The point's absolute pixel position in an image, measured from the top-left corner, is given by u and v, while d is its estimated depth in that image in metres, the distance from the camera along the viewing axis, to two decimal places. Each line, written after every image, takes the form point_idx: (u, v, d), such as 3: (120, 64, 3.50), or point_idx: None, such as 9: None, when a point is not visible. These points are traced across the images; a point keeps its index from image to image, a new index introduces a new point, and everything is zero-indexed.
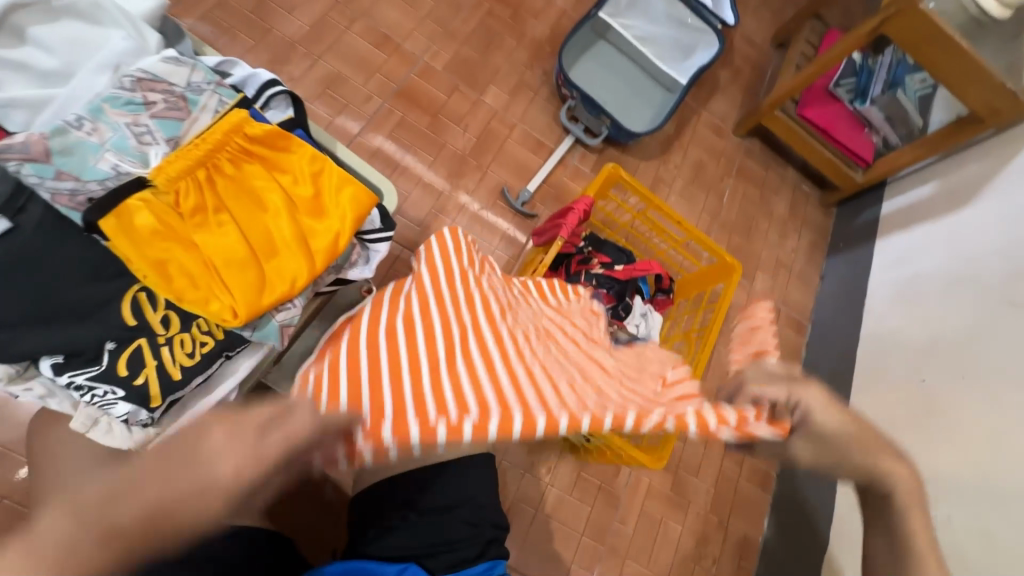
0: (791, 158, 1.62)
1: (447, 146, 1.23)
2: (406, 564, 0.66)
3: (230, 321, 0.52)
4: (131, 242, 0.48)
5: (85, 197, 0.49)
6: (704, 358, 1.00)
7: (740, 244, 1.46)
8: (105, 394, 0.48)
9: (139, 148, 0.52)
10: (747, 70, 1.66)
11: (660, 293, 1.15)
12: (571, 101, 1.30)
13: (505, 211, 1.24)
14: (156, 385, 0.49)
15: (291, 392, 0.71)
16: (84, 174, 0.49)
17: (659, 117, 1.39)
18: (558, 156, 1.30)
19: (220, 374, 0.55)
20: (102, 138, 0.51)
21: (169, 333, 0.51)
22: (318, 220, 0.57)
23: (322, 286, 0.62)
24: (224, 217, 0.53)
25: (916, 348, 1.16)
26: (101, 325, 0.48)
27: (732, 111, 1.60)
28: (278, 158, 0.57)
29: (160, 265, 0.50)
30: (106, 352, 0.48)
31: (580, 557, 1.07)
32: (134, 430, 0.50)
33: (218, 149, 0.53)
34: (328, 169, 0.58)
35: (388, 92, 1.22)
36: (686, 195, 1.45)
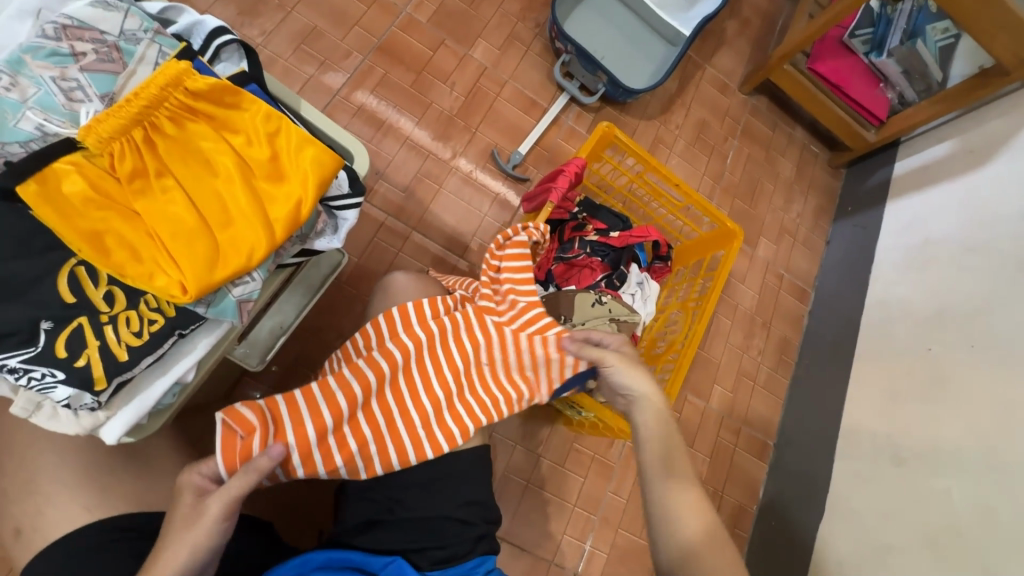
0: (800, 116, 1.53)
1: (434, 106, 1.16)
2: (393, 557, 0.63)
3: (180, 296, 0.48)
4: (57, 211, 0.44)
5: (5, 160, 0.45)
6: (702, 329, 0.96)
7: (743, 209, 1.40)
8: (43, 377, 0.44)
9: (68, 106, 0.47)
10: (757, 21, 1.55)
11: (658, 261, 1.10)
12: (566, 56, 1.21)
13: (495, 175, 1.17)
14: (100, 366, 0.45)
15: (261, 369, 0.67)
16: (3, 136, 0.44)
17: (660, 73, 1.30)
18: (552, 115, 1.23)
19: (175, 353, 0.51)
20: (23, 95, 0.45)
21: (114, 311, 0.47)
22: (277, 185, 0.52)
23: (287, 258, 0.57)
24: (167, 182, 0.48)
25: (926, 317, 1.11)
26: (35, 304, 0.44)
27: (739, 66, 1.51)
28: (227, 116, 0.51)
29: (96, 237, 0.45)
30: (42, 332, 0.44)
31: (572, 530, 1.05)
32: (82, 415, 0.47)
33: (155, 106, 0.48)
34: (286, 129, 0.53)
35: (369, 48, 1.13)
36: (688, 156, 1.38)
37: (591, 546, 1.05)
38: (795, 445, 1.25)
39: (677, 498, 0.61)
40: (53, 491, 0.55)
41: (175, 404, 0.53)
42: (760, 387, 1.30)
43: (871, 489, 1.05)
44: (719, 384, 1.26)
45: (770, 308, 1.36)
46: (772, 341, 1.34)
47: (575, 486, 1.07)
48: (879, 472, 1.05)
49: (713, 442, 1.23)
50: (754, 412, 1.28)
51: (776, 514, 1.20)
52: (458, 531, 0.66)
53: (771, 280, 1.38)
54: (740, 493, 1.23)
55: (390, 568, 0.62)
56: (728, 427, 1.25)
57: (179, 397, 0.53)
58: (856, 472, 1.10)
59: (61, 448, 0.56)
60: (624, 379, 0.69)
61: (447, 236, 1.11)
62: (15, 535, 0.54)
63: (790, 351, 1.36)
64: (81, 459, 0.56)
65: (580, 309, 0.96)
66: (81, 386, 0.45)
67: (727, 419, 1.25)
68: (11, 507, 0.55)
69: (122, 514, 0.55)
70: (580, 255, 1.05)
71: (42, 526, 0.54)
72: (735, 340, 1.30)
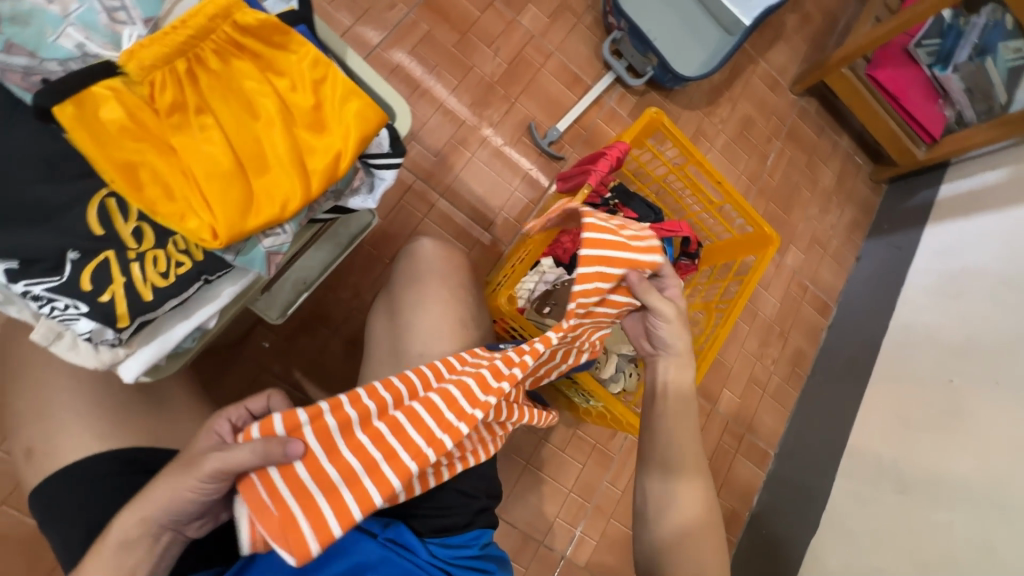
0: (848, 124, 1.47)
1: (475, 70, 1.11)
2: (393, 520, 0.61)
3: (210, 241, 0.46)
4: (94, 137, 0.42)
5: (41, 78, 0.42)
6: (725, 334, 0.93)
7: (777, 213, 1.36)
8: (66, 308, 0.43)
9: (111, 27, 0.44)
10: (817, 19, 1.47)
11: (684, 258, 1.07)
12: (617, 33, 1.16)
13: (529, 150, 1.14)
14: (124, 304, 0.44)
15: (281, 323, 0.65)
16: (40, 50, 0.41)
17: (714, 62, 1.23)
18: (595, 94, 1.18)
19: (199, 298, 0.50)
20: (65, 9, 0.42)
21: (142, 249, 0.45)
22: (317, 136, 0.50)
23: (319, 213, 0.55)
24: (206, 120, 0.46)
25: (950, 345, 1.09)
26: (62, 232, 0.43)
27: (793, 64, 1.44)
28: (273, 56, 0.48)
29: (129, 168, 0.43)
30: (68, 262, 0.43)
31: (565, 512, 1.05)
32: (101, 349, 0.45)
33: (202, 37, 0.45)
34: (333, 76, 0.50)
35: (415, 2, 1.08)
36: (727, 152, 1.33)
37: (581, 531, 1.06)
38: (797, 457, 1.24)
39: (684, 496, 0.64)
40: (71, 420, 0.54)
41: (194, 348, 0.52)
42: (770, 397, 1.28)
43: (869, 512, 1.05)
44: (728, 388, 1.24)
45: (790, 318, 1.33)
46: (787, 351, 1.32)
47: (572, 472, 1.07)
48: (880, 496, 1.04)
49: (716, 444, 1.22)
50: (760, 420, 1.27)
51: (767, 523, 1.20)
52: (462, 502, 0.64)
53: (795, 289, 1.35)
54: (736, 498, 1.23)
55: (388, 532, 0.60)
56: (732, 431, 1.24)
57: (198, 342, 0.52)
58: (857, 491, 1.09)
59: (81, 378, 0.55)
60: (668, 332, 0.67)
61: (474, 207, 1.08)
62: (26, 456, 0.55)
63: (804, 363, 1.33)
64: (97, 392, 0.56)
65: None
66: (103, 321, 0.44)
67: (731, 424, 1.24)
68: (25, 429, 0.55)
69: (134, 450, 0.55)
70: None
71: (55, 450, 0.54)
72: (751, 347, 1.28)
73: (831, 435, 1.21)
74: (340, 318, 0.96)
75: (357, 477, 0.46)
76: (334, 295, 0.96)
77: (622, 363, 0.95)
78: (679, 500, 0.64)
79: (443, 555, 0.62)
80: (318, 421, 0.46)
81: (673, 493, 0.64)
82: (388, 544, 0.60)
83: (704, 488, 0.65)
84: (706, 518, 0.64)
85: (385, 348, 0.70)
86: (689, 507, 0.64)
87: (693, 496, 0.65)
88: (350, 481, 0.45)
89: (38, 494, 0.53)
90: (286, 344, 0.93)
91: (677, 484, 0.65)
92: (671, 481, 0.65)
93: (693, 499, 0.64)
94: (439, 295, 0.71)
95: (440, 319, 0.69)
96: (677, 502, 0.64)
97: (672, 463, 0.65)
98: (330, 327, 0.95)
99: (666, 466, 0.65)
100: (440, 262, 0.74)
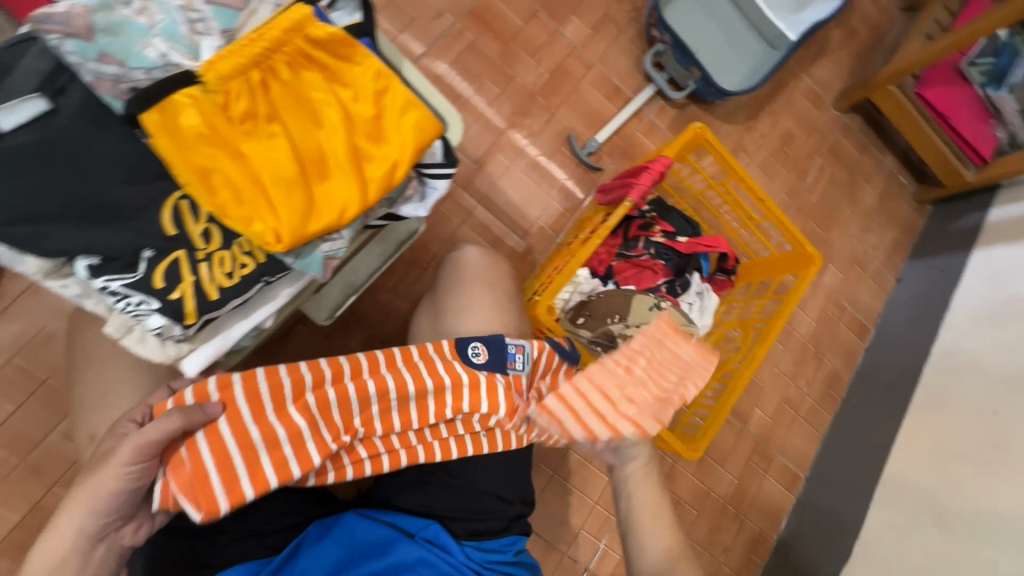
0: (893, 142, 1.44)
1: (517, 79, 1.13)
2: (429, 521, 0.63)
3: (273, 245, 0.48)
4: (174, 142, 0.44)
5: (129, 86, 0.45)
6: (763, 353, 0.91)
7: (816, 231, 1.33)
8: (139, 304, 0.45)
9: (191, 38, 0.46)
10: (864, 34, 1.45)
11: (720, 273, 1.06)
12: (660, 46, 1.16)
13: (567, 160, 1.14)
14: (192, 302, 0.46)
15: (328, 324, 0.67)
16: (128, 60, 0.44)
17: (756, 77, 1.22)
18: (635, 105, 1.18)
19: (259, 298, 0.52)
20: (151, 20, 0.45)
21: (210, 249, 0.47)
22: (376, 145, 0.51)
23: (372, 219, 0.56)
24: (274, 128, 0.48)
25: (997, 376, 1.05)
26: (139, 231, 0.45)
27: (837, 80, 1.41)
28: (340, 68, 0.50)
29: (203, 172, 0.45)
30: (143, 260, 0.45)
31: (590, 524, 1.05)
32: (168, 344, 0.48)
33: (278, 49, 0.47)
34: (394, 88, 0.51)
35: (461, 11, 1.10)
36: (767, 167, 1.32)
37: (605, 544, 1.05)
38: (829, 481, 1.21)
39: (644, 542, 0.65)
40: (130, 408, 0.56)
41: (249, 346, 0.54)
42: (802, 419, 1.26)
43: (905, 544, 1.01)
44: (759, 407, 1.22)
45: (826, 338, 1.30)
46: (822, 372, 1.29)
47: (598, 484, 1.06)
48: (919, 528, 1.01)
49: (745, 463, 1.20)
50: (792, 441, 1.25)
51: (795, 547, 1.18)
52: (498, 507, 0.65)
53: (832, 309, 1.32)
54: (764, 519, 1.20)
55: (425, 531, 0.62)
56: (762, 452, 1.21)
57: (254, 339, 0.54)
58: (893, 522, 1.06)
59: (142, 369, 0.58)
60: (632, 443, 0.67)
61: (511, 215, 1.09)
62: (88, 441, 0.56)
63: (839, 386, 1.30)
64: (155, 383, 0.58)
65: (637, 311, 0.94)
66: (173, 317, 0.46)
67: (761, 444, 1.22)
68: (87, 415, 0.57)
69: None
70: (644, 255, 1.01)
71: None
72: (784, 367, 1.25)
73: (865, 461, 1.17)
74: (377, 319, 0.98)
75: (276, 443, 0.51)
76: (372, 297, 0.98)
77: None
78: (648, 550, 0.65)
79: (478, 557, 0.63)
80: (249, 383, 0.51)
81: (638, 545, 0.65)
82: (424, 544, 0.61)
83: (667, 520, 0.66)
84: (680, 555, 0.64)
85: None
86: (656, 550, 0.64)
87: (656, 534, 0.65)
88: (269, 450, 0.51)
89: None
90: (325, 342, 0.95)
91: (642, 533, 0.66)
92: (632, 535, 0.66)
93: (660, 541, 0.65)
94: (479, 300, 0.72)
95: (481, 324, 0.70)
96: (646, 553, 0.65)
97: (629, 516, 0.67)
98: (366, 329, 0.97)
99: (627, 526, 0.67)
100: (483, 269, 0.75)
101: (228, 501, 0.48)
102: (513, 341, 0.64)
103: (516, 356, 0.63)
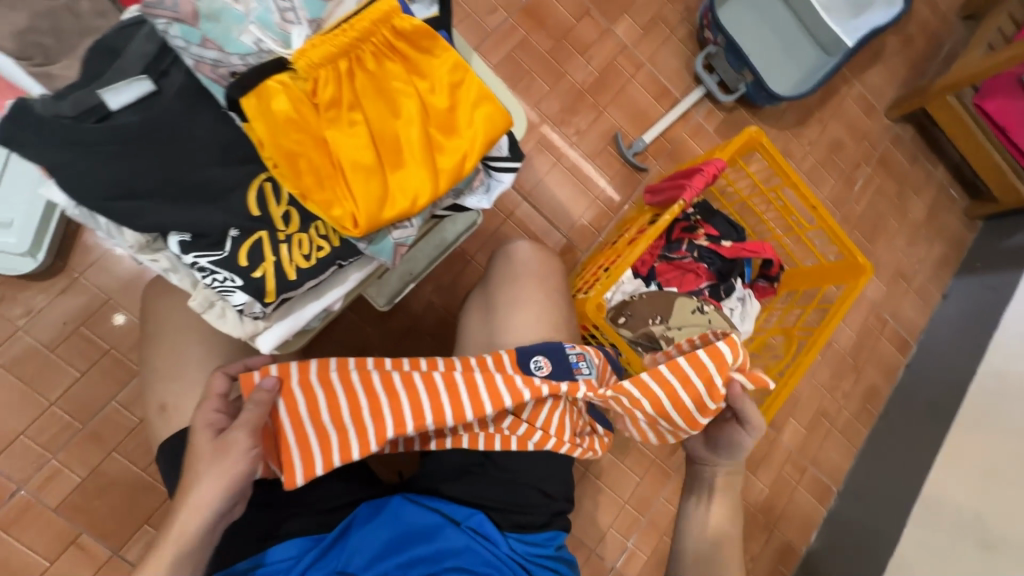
0: (946, 154, 1.40)
1: (567, 77, 1.13)
2: (474, 511, 0.64)
3: (350, 229, 0.49)
4: (267, 127, 0.46)
5: (227, 71, 0.46)
6: (808, 362, 0.90)
7: (861, 242, 1.31)
8: (224, 281, 0.47)
9: (283, 26, 0.47)
10: (920, 41, 1.41)
11: (762, 279, 1.05)
12: (712, 47, 1.15)
13: (612, 159, 1.14)
14: (272, 281, 0.48)
15: (385, 310, 0.69)
16: (227, 46, 0.45)
17: (808, 82, 1.20)
18: (683, 107, 1.17)
19: (330, 281, 0.53)
20: (247, 8, 0.46)
21: (289, 231, 0.49)
22: (448, 137, 0.52)
23: (439, 209, 0.58)
24: (356, 116, 0.49)
25: None
26: (227, 211, 0.47)
27: (890, 88, 1.38)
28: (420, 60, 0.51)
29: (291, 156, 0.47)
30: (229, 238, 0.47)
31: (618, 523, 1.05)
32: (246, 321, 0.50)
33: (363, 39, 0.48)
34: (469, 81, 0.52)
35: (515, 7, 1.10)
36: (814, 175, 1.29)
37: (633, 545, 1.05)
38: (862, 496, 1.19)
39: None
40: (200, 381, 0.59)
41: (317, 328, 0.55)
42: (837, 432, 1.24)
43: (942, 565, 0.99)
44: (794, 418, 1.21)
45: (866, 352, 1.28)
46: (860, 386, 1.27)
47: (628, 485, 1.06)
48: (958, 551, 0.98)
49: (777, 473, 1.19)
50: (825, 453, 1.23)
51: (824, 561, 1.16)
52: (541, 502, 0.65)
53: (873, 322, 1.29)
54: (793, 531, 1.19)
55: (470, 521, 0.63)
56: (794, 463, 1.20)
57: (322, 321, 0.55)
58: (930, 543, 1.03)
59: (212, 345, 0.60)
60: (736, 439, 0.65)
61: (554, 212, 1.10)
62: (159, 411, 0.59)
63: (876, 401, 1.28)
64: (223, 358, 0.60)
65: (679, 313, 0.95)
66: (254, 294, 0.48)
67: (794, 454, 1.20)
68: (159, 386, 0.60)
69: None
70: (686, 258, 1.00)
71: (184, 408, 0.58)
72: (821, 379, 1.24)
73: (902, 478, 1.15)
74: (420, 309, 0.99)
75: (338, 435, 0.54)
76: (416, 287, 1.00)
77: None
78: None
79: (521, 551, 0.64)
80: (306, 390, 0.54)
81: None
82: (469, 533, 0.62)
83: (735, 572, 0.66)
84: None
85: (477, 344, 0.73)
86: None
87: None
88: (341, 443, 0.54)
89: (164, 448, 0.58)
90: (370, 330, 0.96)
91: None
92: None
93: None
94: (531, 295, 0.73)
95: (532, 319, 0.71)
96: None
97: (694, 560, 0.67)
98: (409, 318, 0.98)
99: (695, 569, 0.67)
100: (536, 265, 0.76)
101: (304, 476, 0.54)
102: (574, 349, 0.64)
103: (579, 364, 0.64)
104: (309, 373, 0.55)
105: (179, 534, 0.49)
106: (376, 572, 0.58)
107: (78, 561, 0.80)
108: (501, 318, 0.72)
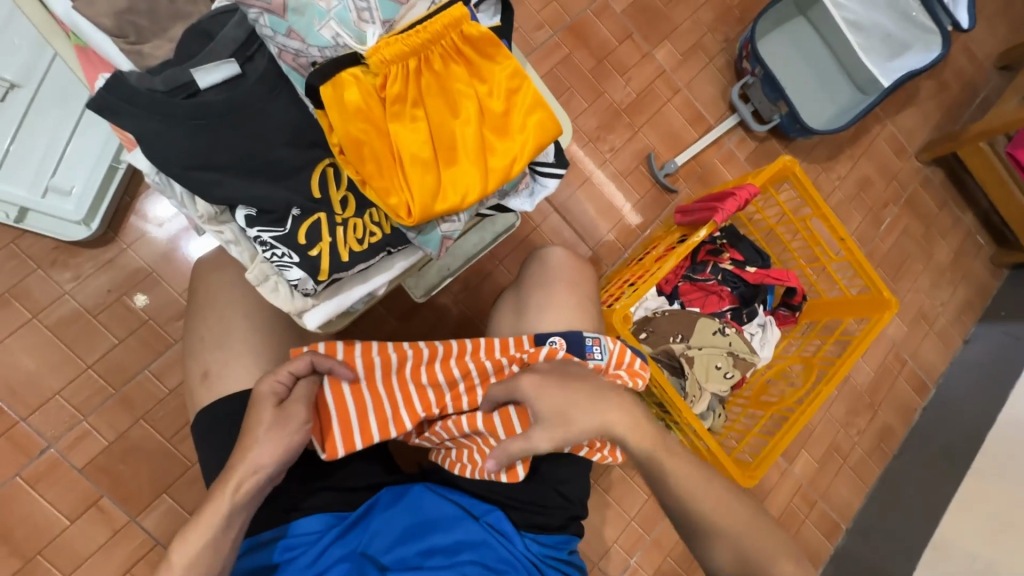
0: (974, 200, 1.40)
1: (606, 96, 1.16)
2: (493, 507, 0.65)
3: (403, 218, 0.52)
4: (338, 115, 0.49)
5: (307, 61, 0.49)
6: (828, 391, 0.89)
7: (884, 280, 1.31)
8: (282, 256, 0.50)
9: (358, 24, 0.50)
10: (955, 88, 1.42)
11: (783, 308, 1.05)
12: (749, 78, 1.18)
13: (643, 178, 1.16)
14: (327, 261, 0.51)
15: (421, 301, 0.72)
16: (309, 38, 0.48)
17: (841, 119, 1.22)
18: (717, 133, 1.19)
19: (378, 266, 0.56)
20: (329, 5, 0.49)
21: (346, 215, 0.52)
22: (501, 139, 0.54)
23: (484, 208, 0.60)
24: (418, 113, 0.52)
25: None
26: (293, 190, 0.50)
27: (923, 131, 1.39)
28: (482, 65, 0.54)
29: (356, 145, 0.50)
30: (291, 217, 0.50)
31: (623, 538, 1.05)
32: (297, 296, 0.52)
33: (433, 42, 0.51)
34: (526, 88, 0.55)
35: (561, 25, 1.14)
36: (841, 210, 1.30)
37: (636, 562, 1.05)
38: (871, 536, 1.18)
39: None
40: (244, 352, 0.62)
41: (360, 311, 0.58)
42: (849, 468, 1.23)
43: None
44: (806, 450, 1.20)
45: (883, 390, 1.27)
46: (874, 425, 1.26)
47: (636, 501, 1.06)
48: None
49: (786, 504, 1.18)
50: (835, 489, 1.22)
51: None
52: (559, 503, 0.67)
53: (892, 361, 1.29)
54: None
55: (489, 517, 0.64)
56: (804, 495, 1.19)
57: (364, 305, 0.58)
58: None
59: (258, 319, 0.63)
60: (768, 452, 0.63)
61: (583, 224, 1.12)
62: (201, 377, 0.62)
63: (890, 440, 1.27)
64: (267, 333, 0.63)
65: (699, 334, 0.97)
66: (309, 272, 0.50)
67: (804, 487, 1.19)
68: (203, 354, 0.62)
69: None
70: (710, 280, 1.01)
71: (226, 376, 0.61)
72: (837, 414, 1.23)
73: (913, 522, 1.13)
74: (446, 308, 1.01)
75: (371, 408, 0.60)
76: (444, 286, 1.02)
77: (712, 402, 0.96)
78: None
79: (537, 551, 0.65)
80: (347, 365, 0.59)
81: None
82: (487, 528, 0.63)
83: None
84: None
85: None
86: None
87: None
88: (375, 418, 0.60)
89: (203, 413, 0.60)
90: (396, 323, 0.99)
91: None
92: None
93: None
94: (562, 300, 0.75)
95: (561, 324, 0.72)
96: None
97: None
98: (434, 315, 1.00)
99: None
100: (569, 273, 0.78)
101: (344, 447, 0.59)
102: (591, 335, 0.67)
103: (593, 348, 0.65)
104: (353, 356, 0.60)
105: (214, 493, 0.51)
106: (395, 556, 0.59)
107: (97, 522, 0.82)
108: (531, 320, 0.74)
